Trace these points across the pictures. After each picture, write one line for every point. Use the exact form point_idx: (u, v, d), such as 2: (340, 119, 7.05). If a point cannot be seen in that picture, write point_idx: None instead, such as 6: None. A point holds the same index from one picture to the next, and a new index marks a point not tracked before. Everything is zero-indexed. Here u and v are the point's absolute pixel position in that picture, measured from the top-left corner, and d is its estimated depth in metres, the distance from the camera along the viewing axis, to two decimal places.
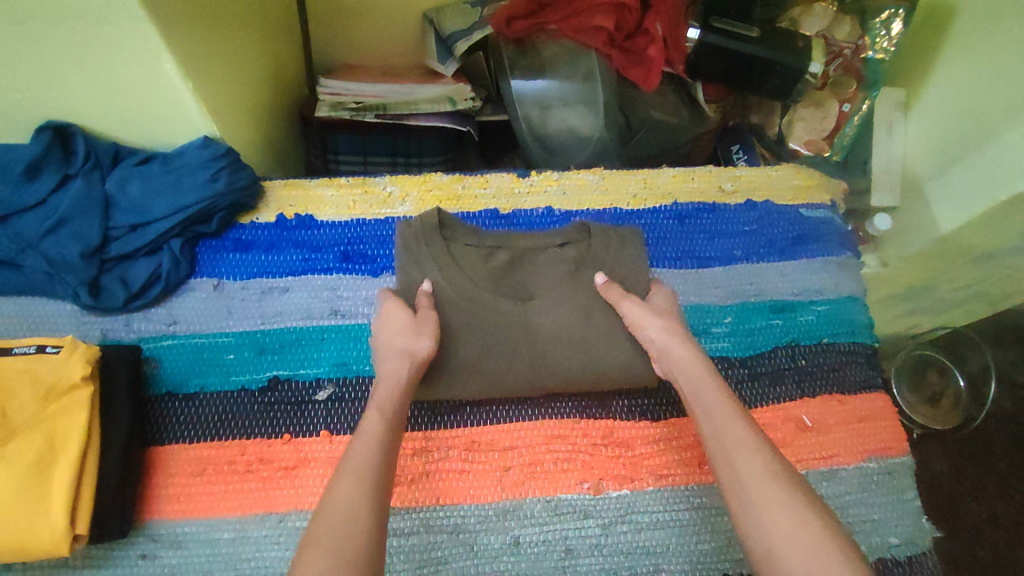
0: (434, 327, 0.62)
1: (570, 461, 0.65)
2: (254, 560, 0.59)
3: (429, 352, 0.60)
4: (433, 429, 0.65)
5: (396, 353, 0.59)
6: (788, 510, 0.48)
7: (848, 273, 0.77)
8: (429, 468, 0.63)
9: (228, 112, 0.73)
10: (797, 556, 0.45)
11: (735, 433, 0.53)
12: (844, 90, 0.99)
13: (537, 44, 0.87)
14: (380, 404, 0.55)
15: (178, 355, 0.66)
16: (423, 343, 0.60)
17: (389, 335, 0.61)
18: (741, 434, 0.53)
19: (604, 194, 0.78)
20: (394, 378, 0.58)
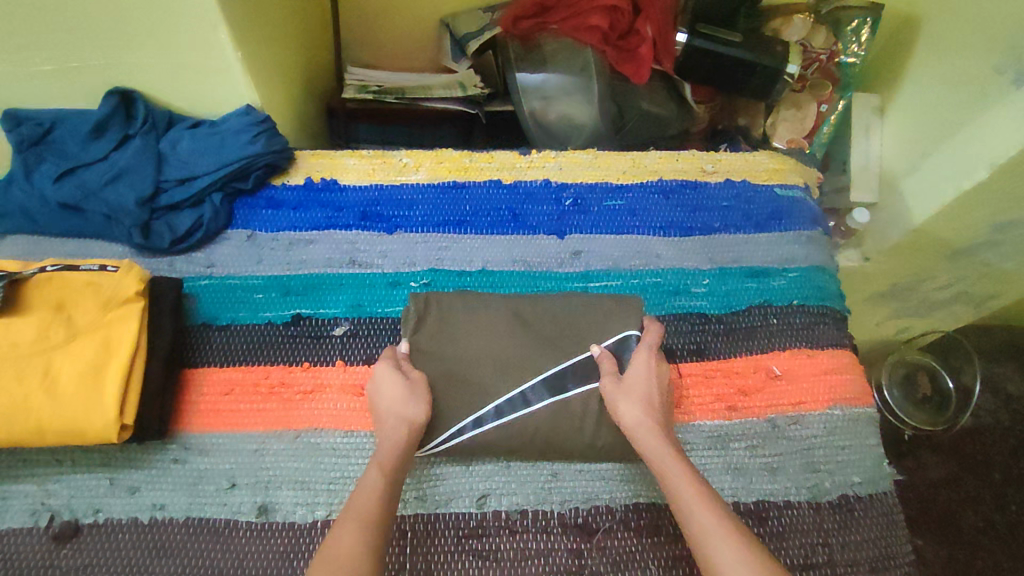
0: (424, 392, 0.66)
1: None
2: (274, 469, 0.65)
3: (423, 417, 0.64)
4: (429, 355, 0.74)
5: (394, 419, 0.62)
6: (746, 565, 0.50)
7: (818, 246, 0.84)
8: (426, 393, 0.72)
9: (269, 88, 0.84)
10: None
11: (736, 557, 0.51)
12: (820, 92, 1.09)
13: (540, 42, 0.97)
14: (381, 464, 0.59)
15: (213, 292, 0.75)
16: (415, 409, 0.64)
17: (389, 401, 0.64)
18: (743, 555, 0.51)
19: (596, 171, 0.86)
20: (393, 442, 0.61)
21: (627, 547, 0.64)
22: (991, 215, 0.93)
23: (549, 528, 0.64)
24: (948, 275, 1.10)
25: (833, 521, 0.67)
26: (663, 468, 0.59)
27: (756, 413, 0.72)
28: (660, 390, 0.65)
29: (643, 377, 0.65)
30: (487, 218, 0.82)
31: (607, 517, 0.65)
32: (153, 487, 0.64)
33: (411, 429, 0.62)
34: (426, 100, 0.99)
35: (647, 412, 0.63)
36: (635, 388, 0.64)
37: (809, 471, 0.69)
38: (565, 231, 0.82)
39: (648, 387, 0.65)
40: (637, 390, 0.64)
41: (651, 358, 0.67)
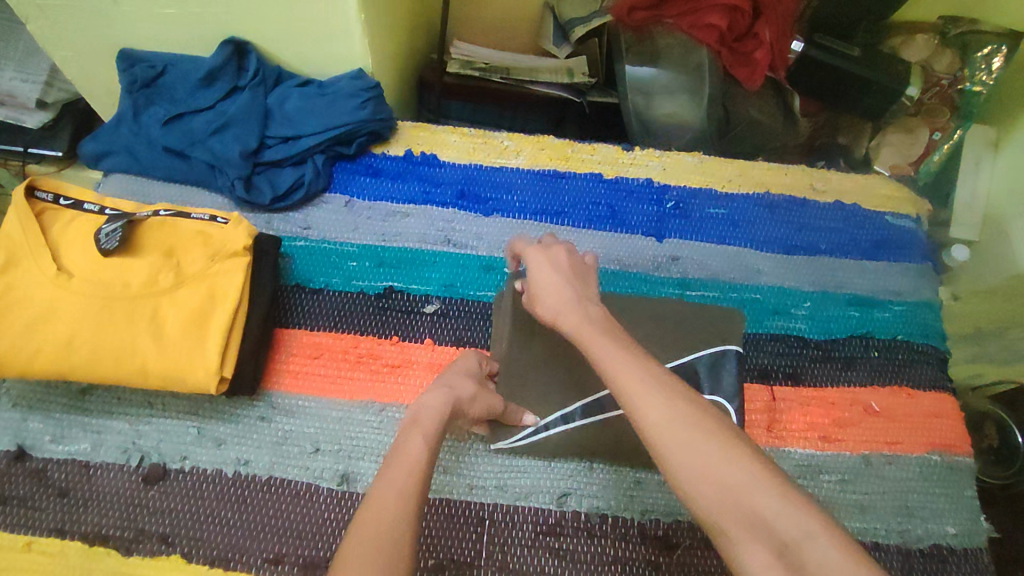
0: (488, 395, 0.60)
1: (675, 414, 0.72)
2: (356, 439, 0.64)
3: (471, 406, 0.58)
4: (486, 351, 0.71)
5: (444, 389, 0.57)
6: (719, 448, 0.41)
7: (926, 281, 0.80)
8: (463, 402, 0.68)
9: (379, 53, 0.82)
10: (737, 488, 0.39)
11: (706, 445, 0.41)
12: (936, 118, 1.03)
13: (654, 35, 0.93)
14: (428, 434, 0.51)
15: (309, 255, 0.74)
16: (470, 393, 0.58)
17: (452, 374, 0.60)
18: (713, 442, 0.41)
19: (700, 175, 0.84)
20: (438, 409, 0.54)
21: (706, 567, 0.62)
22: None
23: (627, 536, 0.63)
24: None
25: (923, 571, 0.64)
26: (593, 349, 0.52)
27: (851, 448, 0.69)
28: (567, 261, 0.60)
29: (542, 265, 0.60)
30: (585, 212, 0.81)
31: (689, 534, 0.63)
32: (239, 442, 0.63)
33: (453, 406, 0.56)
34: (532, 82, 0.99)
35: (572, 296, 0.57)
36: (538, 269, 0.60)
37: (902, 514, 0.66)
38: (663, 234, 0.80)
39: (547, 274, 0.59)
40: (549, 280, 0.58)
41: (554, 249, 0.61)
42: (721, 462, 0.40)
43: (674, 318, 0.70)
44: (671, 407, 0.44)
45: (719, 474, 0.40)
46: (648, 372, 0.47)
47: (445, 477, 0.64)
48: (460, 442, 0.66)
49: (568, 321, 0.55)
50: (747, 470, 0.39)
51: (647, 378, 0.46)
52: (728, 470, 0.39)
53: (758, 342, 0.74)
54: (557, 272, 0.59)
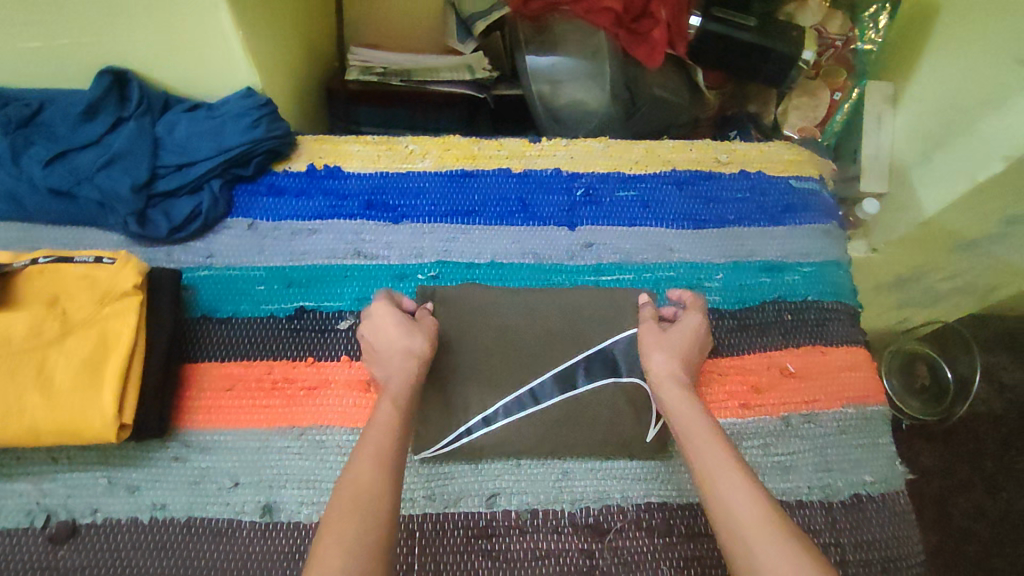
0: (428, 330, 0.63)
1: None
2: (277, 468, 0.63)
3: (425, 350, 0.61)
4: None
5: (398, 353, 0.60)
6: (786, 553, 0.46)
7: (832, 240, 0.83)
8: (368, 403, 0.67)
9: (271, 67, 0.80)
10: None
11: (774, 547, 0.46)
12: (834, 79, 1.07)
13: (551, 24, 0.93)
14: (394, 396, 0.57)
15: (214, 284, 0.72)
16: (418, 341, 0.61)
17: (386, 337, 0.61)
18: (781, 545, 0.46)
19: (608, 160, 0.85)
20: (403, 376, 0.59)
21: (638, 548, 0.63)
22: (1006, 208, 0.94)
23: (559, 528, 0.63)
24: None
25: (845, 521, 0.66)
26: (687, 420, 0.58)
27: (770, 411, 0.71)
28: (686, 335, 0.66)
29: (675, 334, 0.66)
30: (496, 208, 0.80)
31: (619, 517, 0.64)
32: (154, 486, 0.62)
33: (416, 363, 0.60)
34: (433, 82, 0.96)
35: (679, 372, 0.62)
36: (659, 338, 0.65)
37: (822, 470, 0.69)
38: (576, 222, 0.80)
39: (665, 343, 0.65)
40: (662, 350, 0.64)
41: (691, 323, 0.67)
42: (786, 560, 0.45)
43: (582, 306, 0.71)
44: (751, 499, 0.50)
45: (784, 570, 0.45)
46: (731, 459, 0.53)
47: None
48: None
49: (668, 395, 0.61)
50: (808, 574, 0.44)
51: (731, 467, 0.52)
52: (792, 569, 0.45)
53: None
54: (677, 344, 0.65)
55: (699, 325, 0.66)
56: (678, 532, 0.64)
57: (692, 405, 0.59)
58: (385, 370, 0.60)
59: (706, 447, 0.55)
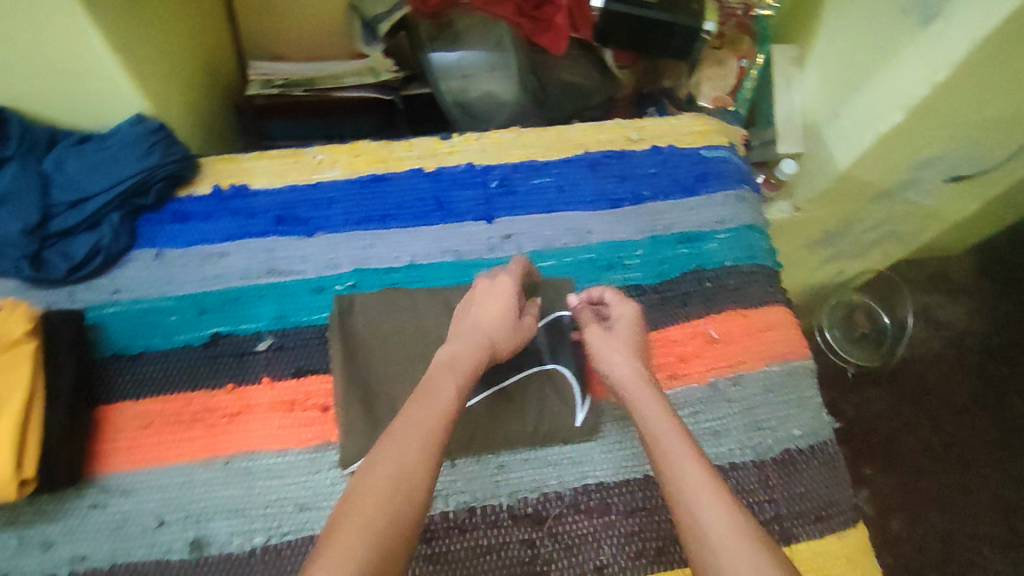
0: (519, 339, 0.65)
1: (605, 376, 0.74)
2: (203, 500, 0.62)
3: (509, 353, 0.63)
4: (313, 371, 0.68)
5: (483, 338, 0.61)
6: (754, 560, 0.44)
7: (745, 205, 0.84)
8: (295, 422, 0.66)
9: (162, 89, 0.77)
10: None
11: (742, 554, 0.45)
12: (740, 47, 1.10)
13: (451, 18, 0.93)
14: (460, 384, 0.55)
15: (122, 320, 0.70)
16: (507, 346, 0.63)
17: (482, 312, 0.64)
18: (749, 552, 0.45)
19: (520, 149, 0.84)
20: (475, 357, 0.59)
21: (578, 530, 0.64)
22: (911, 154, 0.98)
23: (499, 521, 0.63)
24: (874, 216, 1.17)
25: (777, 476, 0.68)
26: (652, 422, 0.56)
27: (697, 379, 0.72)
28: (640, 342, 0.66)
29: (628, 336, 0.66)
30: (411, 210, 0.79)
31: (557, 502, 0.65)
32: (72, 538, 0.60)
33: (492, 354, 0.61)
34: (336, 90, 0.95)
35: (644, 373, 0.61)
36: (620, 340, 0.65)
37: (753, 430, 0.70)
38: (493, 215, 0.80)
39: (628, 345, 0.64)
40: (624, 353, 0.63)
41: (634, 324, 0.67)
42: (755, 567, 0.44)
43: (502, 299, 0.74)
44: (718, 503, 0.49)
45: None
46: (700, 462, 0.52)
47: (304, 516, 0.62)
48: (308, 474, 0.64)
49: (632, 397, 0.60)
50: None
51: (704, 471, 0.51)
52: None
53: None
54: (636, 348, 0.65)
55: (634, 313, 0.68)
56: (616, 510, 0.65)
57: (659, 405, 0.58)
58: (462, 345, 0.60)
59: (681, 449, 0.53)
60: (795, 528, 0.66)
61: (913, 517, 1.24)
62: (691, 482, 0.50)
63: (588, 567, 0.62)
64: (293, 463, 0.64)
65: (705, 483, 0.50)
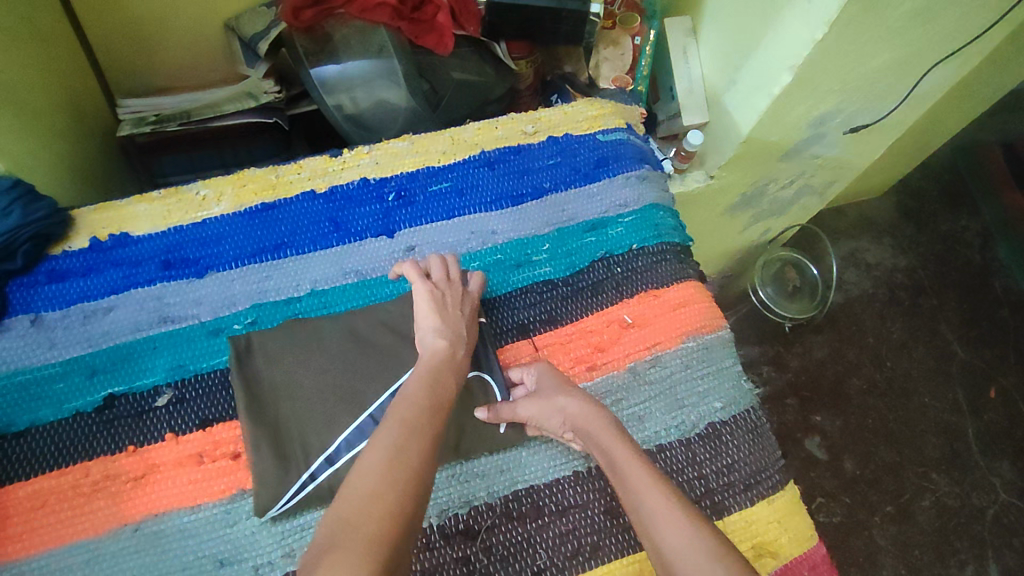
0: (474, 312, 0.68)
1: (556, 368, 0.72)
2: (113, 574, 0.58)
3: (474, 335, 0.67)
4: (218, 419, 0.65)
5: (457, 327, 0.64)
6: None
7: (648, 183, 0.84)
8: (204, 476, 0.62)
9: (15, 142, 0.72)
10: None
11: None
12: (630, 25, 1.11)
13: (328, 30, 0.90)
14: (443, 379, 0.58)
15: (1, 397, 0.65)
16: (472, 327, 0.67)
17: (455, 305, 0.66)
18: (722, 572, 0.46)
19: (414, 157, 0.82)
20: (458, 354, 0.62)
21: (513, 538, 0.62)
22: (808, 111, 1.00)
23: (431, 544, 0.61)
24: (787, 173, 1.19)
25: (704, 451, 0.68)
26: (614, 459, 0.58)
27: (616, 366, 0.72)
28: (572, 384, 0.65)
29: (558, 385, 0.65)
30: (307, 235, 0.76)
31: (489, 514, 0.64)
32: None
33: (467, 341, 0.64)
34: (216, 119, 0.91)
35: (601, 414, 0.62)
36: (552, 392, 0.64)
37: (675, 409, 0.70)
38: (394, 228, 0.78)
39: (564, 392, 0.64)
40: (568, 394, 0.63)
41: (552, 373, 0.67)
42: None
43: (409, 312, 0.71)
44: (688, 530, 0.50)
45: None
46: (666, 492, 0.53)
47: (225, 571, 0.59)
48: (225, 526, 0.61)
49: (592, 438, 0.61)
50: None
51: (674, 511, 0.52)
52: None
53: (510, 300, 0.75)
54: (573, 390, 0.64)
55: (548, 368, 0.67)
56: (549, 511, 0.64)
57: (623, 445, 0.58)
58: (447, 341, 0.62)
59: (652, 492, 0.54)
60: (726, 500, 0.66)
61: (865, 456, 1.28)
62: (660, 516, 0.52)
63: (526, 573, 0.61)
64: (209, 518, 0.61)
65: (676, 523, 0.51)
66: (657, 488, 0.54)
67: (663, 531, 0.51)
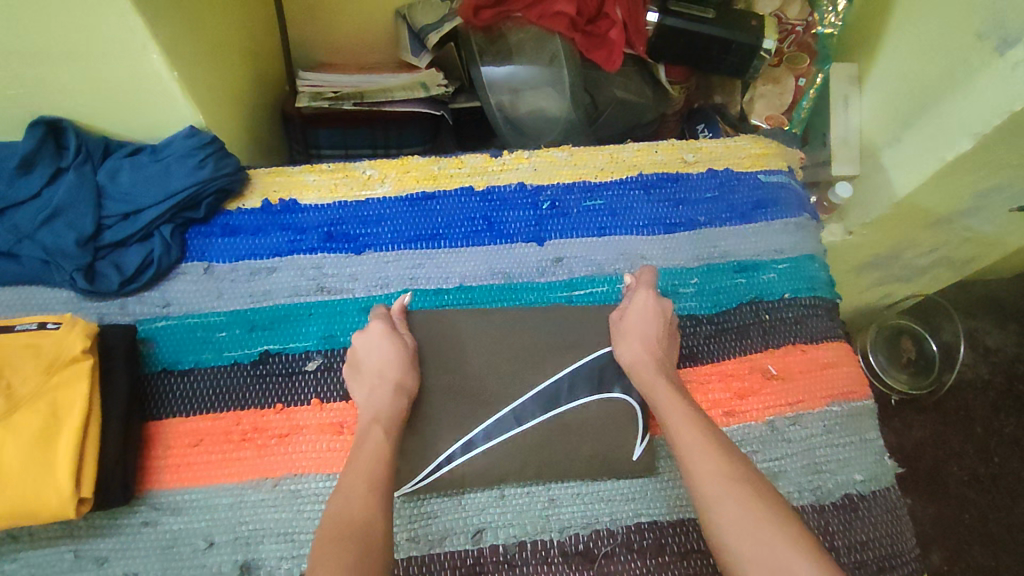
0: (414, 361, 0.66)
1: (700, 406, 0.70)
2: (252, 522, 0.62)
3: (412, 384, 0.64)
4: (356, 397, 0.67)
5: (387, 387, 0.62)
6: (743, 510, 0.50)
7: (806, 233, 0.81)
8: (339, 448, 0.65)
9: (214, 101, 0.76)
10: (751, 546, 0.48)
11: (732, 500, 0.51)
12: (799, 65, 1.07)
13: (504, 32, 0.91)
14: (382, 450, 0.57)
15: (172, 334, 0.69)
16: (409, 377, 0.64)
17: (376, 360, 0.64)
18: (740, 499, 0.51)
19: (571, 169, 0.82)
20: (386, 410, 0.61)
21: (632, 570, 0.62)
22: (977, 181, 0.91)
23: (549, 558, 0.62)
24: (929, 242, 1.10)
25: (838, 523, 0.66)
26: (658, 400, 0.62)
27: (754, 416, 0.70)
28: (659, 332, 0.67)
29: (640, 327, 0.67)
30: (460, 229, 0.78)
31: (609, 540, 0.64)
32: (124, 555, 0.60)
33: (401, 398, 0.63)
34: (388, 103, 0.93)
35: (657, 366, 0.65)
36: (636, 332, 0.67)
37: (812, 473, 0.68)
38: (544, 237, 0.78)
39: (642, 338, 0.67)
40: (628, 337, 0.67)
41: (653, 308, 0.68)
42: (745, 512, 0.50)
43: (541, 328, 0.70)
44: (716, 462, 0.54)
45: (742, 522, 0.49)
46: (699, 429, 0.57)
47: None
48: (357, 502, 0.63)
49: (643, 377, 0.64)
50: (761, 521, 0.49)
51: (707, 450, 0.55)
52: (752, 521, 0.49)
53: None
54: (653, 338, 0.66)
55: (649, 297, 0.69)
56: (670, 551, 0.63)
57: (673, 394, 0.62)
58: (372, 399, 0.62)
59: (688, 434, 0.57)
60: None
61: (955, 551, 1.20)
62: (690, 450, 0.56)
63: None
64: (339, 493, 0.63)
65: (707, 463, 0.54)
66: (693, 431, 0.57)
67: (693, 461, 0.55)
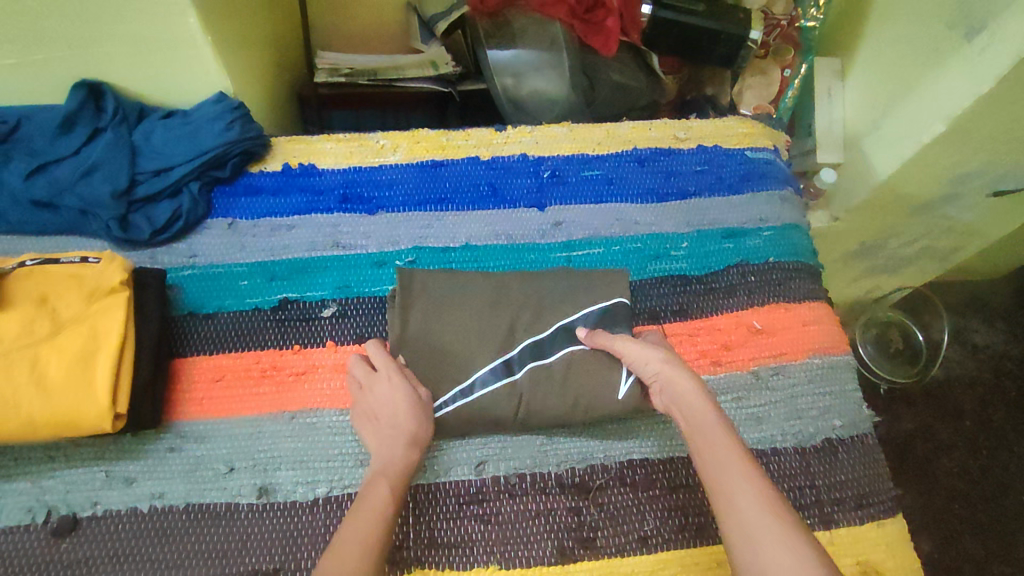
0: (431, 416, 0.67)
1: (691, 354, 0.76)
2: (270, 451, 0.66)
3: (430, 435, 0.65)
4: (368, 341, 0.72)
5: (398, 438, 0.63)
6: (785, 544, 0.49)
7: (790, 205, 0.87)
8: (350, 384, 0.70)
9: (241, 72, 0.82)
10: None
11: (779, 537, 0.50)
12: (783, 57, 1.17)
13: (508, 18, 0.98)
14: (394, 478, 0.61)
15: (197, 282, 0.74)
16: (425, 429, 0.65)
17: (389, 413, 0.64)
18: (785, 535, 0.50)
19: (572, 144, 0.88)
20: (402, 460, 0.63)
21: (623, 502, 0.67)
22: (955, 168, 0.95)
23: (546, 488, 0.67)
24: (912, 231, 1.14)
25: (818, 464, 0.71)
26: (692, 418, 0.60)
27: (740, 366, 0.75)
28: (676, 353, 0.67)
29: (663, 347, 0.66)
30: (467, 194, 0.83)
31: (603, 474, 0.69)
32: (151, 476, 0.64)
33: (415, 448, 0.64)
34: (400, 81, 0.99)
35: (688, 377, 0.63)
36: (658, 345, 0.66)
37: (794, 418, 0.73)
38: (546, 203, 0.84)
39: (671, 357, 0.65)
40: (655, 351, 0.65)
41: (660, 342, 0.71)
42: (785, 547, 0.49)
43: (538, 286, 0.75)
44: (757, 492, 0.53)
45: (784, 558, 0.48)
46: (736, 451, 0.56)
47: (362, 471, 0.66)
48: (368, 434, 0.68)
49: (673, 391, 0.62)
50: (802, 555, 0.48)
51: (774, 511, 0.52)
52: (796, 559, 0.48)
53: (646, 287, 0.79)
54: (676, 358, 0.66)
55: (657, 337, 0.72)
56: (660, 485, 0.68)
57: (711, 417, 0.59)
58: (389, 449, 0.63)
59: (742, 482, 0.54)
60: (834, 512, 0.69)
61: (945, 540, 1.21)
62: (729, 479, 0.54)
63: (632, 536, 0.66)
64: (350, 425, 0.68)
65: (776, 529, 0.50)
66: (741, 468, 0.55)
67: (731, 490, 0.54)
